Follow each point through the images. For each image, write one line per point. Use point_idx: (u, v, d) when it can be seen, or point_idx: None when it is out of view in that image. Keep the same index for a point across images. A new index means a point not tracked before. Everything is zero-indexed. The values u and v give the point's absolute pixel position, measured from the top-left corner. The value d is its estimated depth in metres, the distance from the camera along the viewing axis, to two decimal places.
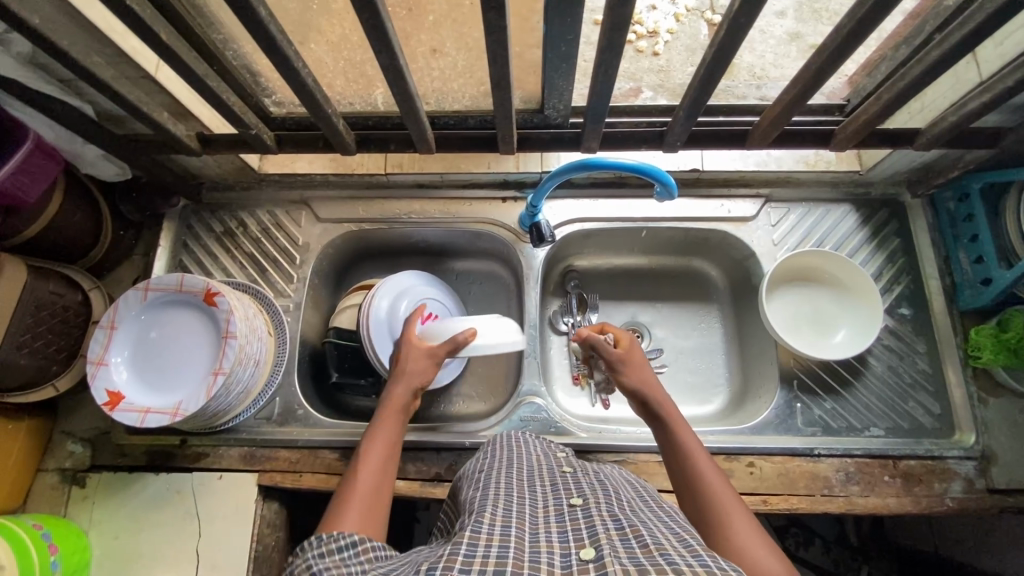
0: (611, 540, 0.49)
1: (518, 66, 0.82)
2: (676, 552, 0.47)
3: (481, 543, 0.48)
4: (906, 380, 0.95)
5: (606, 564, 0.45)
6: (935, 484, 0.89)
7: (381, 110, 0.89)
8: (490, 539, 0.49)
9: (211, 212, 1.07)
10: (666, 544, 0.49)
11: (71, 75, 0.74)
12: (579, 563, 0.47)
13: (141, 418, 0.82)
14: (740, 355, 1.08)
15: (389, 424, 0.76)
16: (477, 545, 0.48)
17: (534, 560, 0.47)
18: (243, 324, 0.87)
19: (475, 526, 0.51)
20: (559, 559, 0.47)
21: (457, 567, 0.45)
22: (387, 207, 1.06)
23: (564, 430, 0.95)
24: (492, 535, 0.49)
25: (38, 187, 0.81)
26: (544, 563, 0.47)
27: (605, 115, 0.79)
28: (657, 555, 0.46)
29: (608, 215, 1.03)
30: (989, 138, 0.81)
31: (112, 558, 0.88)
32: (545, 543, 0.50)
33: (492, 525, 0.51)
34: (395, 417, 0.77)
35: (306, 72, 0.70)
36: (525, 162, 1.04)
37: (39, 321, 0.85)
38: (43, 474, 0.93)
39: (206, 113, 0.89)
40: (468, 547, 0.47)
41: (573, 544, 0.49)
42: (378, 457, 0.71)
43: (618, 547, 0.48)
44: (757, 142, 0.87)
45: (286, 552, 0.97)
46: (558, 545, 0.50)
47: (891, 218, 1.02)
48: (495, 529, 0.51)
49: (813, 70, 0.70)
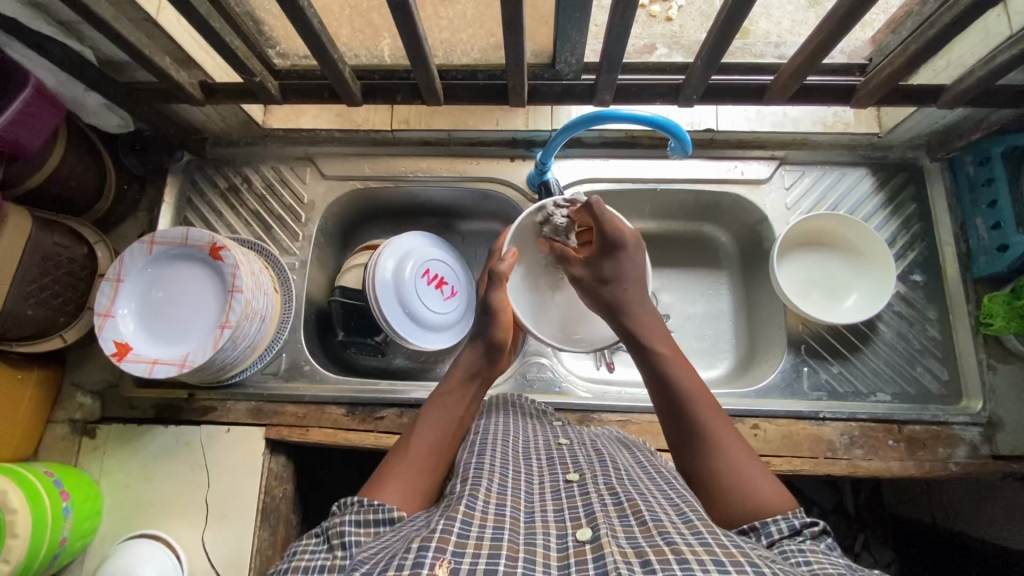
0: (608, 518, 0.49)
1: (530, 17, 0.78)
2: (675, 531, 0.46)
3: (475, 522, 0.48)
4: (915, 346, 0.94)
5: (604, 544, 0.45)
6: (939, 449, 0.89)
7: (388, 62, 0.87)
8: (484, 518, 0.49)
9: (215, 167, 1.05)
10: (666, 521, 0.48)
11: (72, 17, 0.73)
12: (575, 544, 0.46)
13: (150, 368, 0.82)
14: (747, 321, 1.07)
15: (460, 392, 0.72)
16: (471, 524, 0.47)
17: (529, 543, 0.47)
18: (249, 279, 0.86)
19: (469, 502, 0.50)
20: (555, 540, 0.47)
21: (450, 549, 0.44)
22: (394, 165, 1.04)
23: (567, 390, 0.96)
24: (486, 514, 0.49)
25: (39, 136, 0.79)
26: (539, 546, 0.46)
27: (619, 65, 0.76)
28: (655, 535, 0.46)
29: (618, 176, 1.01)
30: (1016, 96, 0.79)
31: (123, 506, 0.90)
32: (540, 524, 0.50)
33: (486, 503, 0.51)
34: (466, 385, 0.73)
35: (312, 13, 0.67)
36: (535, 118, 1.01)
37: (45, 272, 0.84)
38: (54, 425, 0.94)
39: (209, 62, 0.87)
40: (462, 526, 0.47)
41: (569, 524, 0.49)
42: (441, 424, 0.68)
43: (616, 526, 0.48)
44: (775, 96, 0.84)
45: (293, 505, 0.98)
46: (554, 525, 0.50)
47: (909, 181, 0.99)
48: (489, 508, 0.50)
49: (838, 18, 0.67)
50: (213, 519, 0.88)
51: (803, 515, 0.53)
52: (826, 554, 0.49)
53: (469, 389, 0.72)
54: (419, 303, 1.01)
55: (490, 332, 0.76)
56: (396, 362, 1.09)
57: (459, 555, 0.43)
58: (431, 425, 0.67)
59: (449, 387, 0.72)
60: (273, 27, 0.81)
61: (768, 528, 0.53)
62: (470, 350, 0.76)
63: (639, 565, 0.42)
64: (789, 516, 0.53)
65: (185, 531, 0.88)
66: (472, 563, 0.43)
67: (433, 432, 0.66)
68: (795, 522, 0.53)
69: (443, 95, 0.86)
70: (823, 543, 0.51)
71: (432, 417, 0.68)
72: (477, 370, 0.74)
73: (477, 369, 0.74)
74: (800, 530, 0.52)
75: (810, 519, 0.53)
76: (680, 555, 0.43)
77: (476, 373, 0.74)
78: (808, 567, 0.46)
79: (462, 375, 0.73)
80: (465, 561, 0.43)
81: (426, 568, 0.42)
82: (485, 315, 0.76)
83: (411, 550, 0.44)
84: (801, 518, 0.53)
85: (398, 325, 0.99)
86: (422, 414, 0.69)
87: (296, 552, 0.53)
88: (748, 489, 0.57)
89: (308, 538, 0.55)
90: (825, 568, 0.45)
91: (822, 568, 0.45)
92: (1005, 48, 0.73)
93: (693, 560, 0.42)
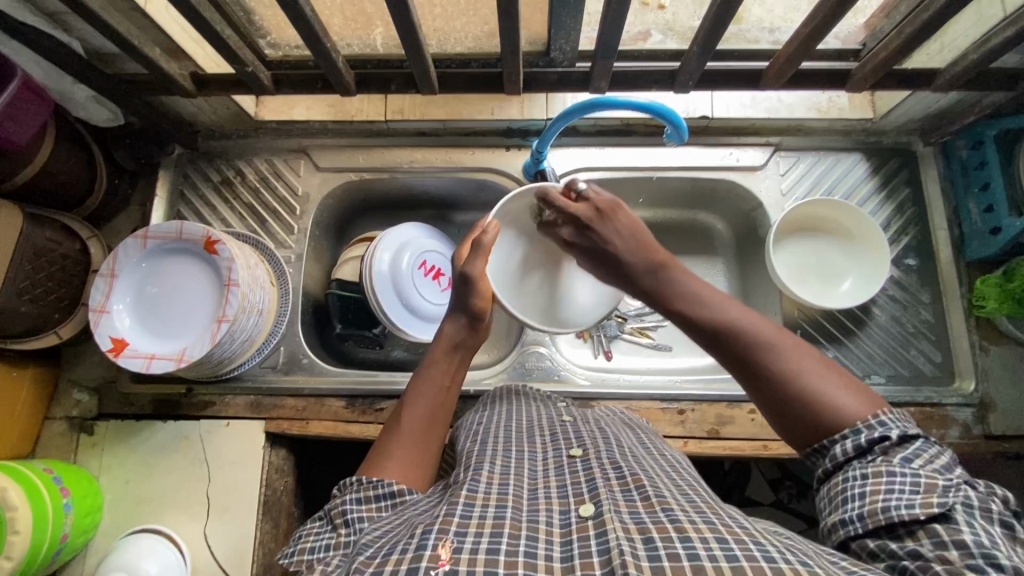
0: (610, 492, 0.50)
1: (525, 4, 0.77)
2: (678, 508, 0.47)
3: (478, 503, 0.48)
4: (908, 329, 0.96)
5: (606, 521, 0.45)
6: (933, 430, 0.90)
7: (381, 52, 0.85)
8: (486, 499, 0.49)
9: (208, 160, 1.04)
10: (670, 498, 0.49)
11: (58, 7, 0.71)
12: (578, 520, 0.47)
13: (147, 364, 0.82)
14: (743, 307, 1.08)
15: (445, 363, 0.71)
16: (473, 506, 0.48)
17: (533, 520, 0.47)
18: (245, 272, 0.86)
19: (471, 485, 0.51)
20: (558, 517, 0.48)
21: (453, 529, 0.45)
22: (388, 156, 1.03)
23: (566, 378, 0.96)
24: (489, 495, 0.50)
25: (28, 129, 0.78)
26: (542, 522, 0.47)
27: (614, 52, 0.76)
28: (658, 511, 0.47)
29: (614, 164, 1.01)
30: (1008, 80, 0.80)
31: (124, 501, 0.90)
32: (543, 501, 0.51)
33: (489, 484, 0.51)
34: (450, 356, 0.72)
35: (305, 2, 0.66)
36: (530, 107, 1.01)
37: (38, 269, 0.83)
38: (51, 422, 0.93)
39: (199, 52, 0.85)
40: (464, 509, 0.47)
41: (573, 500, 0.50)
42: (431, 396, 0.67)
43: (619, 500, 0.49)
44: (771, 83, 0.84)
45: (294, 497, 0.98)
46: (557, 501, 0.50)
47: (903, 166, 1.00)
48: (493, 488, 0.51)
49: (834, 1, 0.67)
50: (215, 512, 0.88)
51: (874, 426, 0.51)
52: (888, 478, 0.48)
53: (452, 361, 0.72)
54: (417, 295, 1.01)
55: (471, 302, 0.74)
56: (394, 354, 1.09)
57: (462, 535, 0.44)
58: (421, 398, 0.67)
59: (431, 359, 0.71)
60: (265, 17, 0.80)
61: (834, 450, 0.52)
62: (452, 322, 0.74)
63: (641, 541, 0.43)
64: (863, 426, 0.51)
65: (188, 525, 0.88)
66: (474, 542, 0.43)
67: (424, 405, 0.66)
68: (861, 439, 0.51)
69: (437, 85, 0.85)
70: (896, 455, 0.50)
71: (422, 390, 0.68)
72: (460, 341, 0.73)
73: (459, 339, 0.73)
74: (868, 447, 0.51)
75: (880, 433, 0.51)
76: (682, 533, 0.43)
77: (459, 345, 0.73)
78: (860, 512, 0.48)
79: (445, 346, 0.72)
80: (467, 539, 0.44)
81: (430, 549, 0.43)
82: (463, 285, 0.75)
83: (414, 535, 0.45)
84: (870, 433, 0.51)
85: (396, 317, 0.98)
86: (411, 386, 0.69)
87: (303, 536, 0.55)
88: (829, 401, 0.53)
89: (313, 522, 0.57)
90: (877, 515, 0.47)
91: (873, 518, 0.47)
92: (1000, 31, 0.73)
93: (696, 539, 0.43)
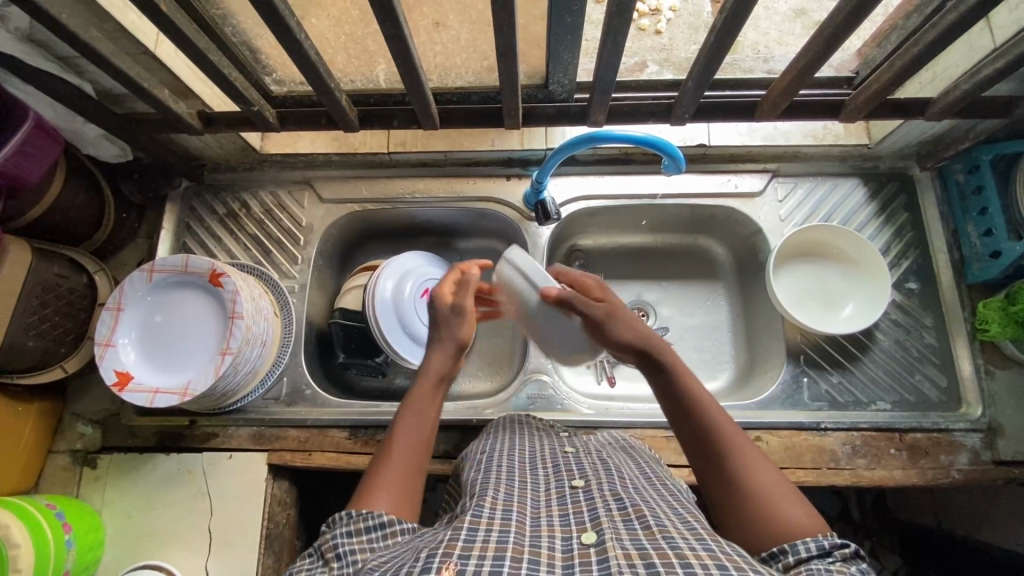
0: (612, 522, 0.50)
1: (523, 40, 0.79)
2: (679, 535, 0.47)
3: (482, 527, 0.48)
4: (913, 355, 0.95)
5: (608, 548, 0.45)
6: (941, 456, 0.89)
7: (383, 87, 0.87)
8: (491, 523, 0.49)
9: (213, 194, 1.06)
10: (670, 527, 0.49)
11: (71, 51, 0.74)
12: (579, 547, 0.47)
13: (151, 398, 0.82)
14: (746, 332, 1.07)
15: (432, 392, 0.69)
16: (477, 529, 0.48)
17: (534, 545, 0.47)
18: (250, 305, 0.87)
19: (476, 510, 0.51)
20: (560, 543, 0.48)
21: (457, 553, 0.45)
22: (392, 186, 1.05)
23: (569, 407, 0.96)
24: (493, 519, 0.50)
25: (39, 168, 0.80)
26: (544, 547, 0.47)
27: (612, 86, 0.78)
28: (660, 539, 0.46)
29: (613, 192, 1.02)
30: (1001, 108, 0.81)
31: (126, 537, 0.89)
32: (545, 528, 0.50)
33: (493, 509, 0.51)
34: (437, 387, 0.69)
35: (310, 46, 0.69)
36: (530, 138, 1.03)
37: (45, 304, 0.84)
38: (54, 456, 0.93)
39: (206, 91, 0.88)
40: (468, 533, 0.47)
41: (574, 528, 0.50)
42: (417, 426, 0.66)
43: (621, 529, 0.49)
44: (765, 114, 0.85)
45: (296, 530, 0.97)
46: (560, 528, 0.50)
47: (900, 191, 1.01)
48: (496, 513, 0.51)
49: (825, 36, 0.68)
50: (218, 546, 0.88)
51: (833, 537, 0.51)
52: None
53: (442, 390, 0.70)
54: (420, 323, 1.01)
55: (458, 335, 0.72)
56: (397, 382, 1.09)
57: (465, 558, 0.44)
58: (408, 427, 0.65)
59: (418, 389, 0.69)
60: (270, 55, 0.82)
61: (796, 548, 0.51)
62: (437, 351, 0.71)
63: (642, 566, 0.43)
64: (818, 538, 0.51)
65: (189, 560, 0.88)
66: (478, 565, 0.44)
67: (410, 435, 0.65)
68: (824, 542, 0.51)
69: (439, 119, 0.87)
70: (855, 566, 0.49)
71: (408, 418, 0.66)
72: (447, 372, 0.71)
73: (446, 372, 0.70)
74: (830, 551, 0.50)
75: (840, 541, 0.51)
76: (683, 559, 0.43)
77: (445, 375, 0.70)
78: None
79: (432, 377, 0.69)
80: (471, 563, 0.44)
81: (432, 572, 0.43)
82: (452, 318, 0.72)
83: (419, 559, 0.45)
84: (831, 540, 0.51)
85: (399, 346, 0.99)
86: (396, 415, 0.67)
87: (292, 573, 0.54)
88: (782, 516, 0.55)
89: (303, 560, 0.56)
90: None
91: None
92: (989, 61, 0.75)
93: (697, 565, 0.43)
